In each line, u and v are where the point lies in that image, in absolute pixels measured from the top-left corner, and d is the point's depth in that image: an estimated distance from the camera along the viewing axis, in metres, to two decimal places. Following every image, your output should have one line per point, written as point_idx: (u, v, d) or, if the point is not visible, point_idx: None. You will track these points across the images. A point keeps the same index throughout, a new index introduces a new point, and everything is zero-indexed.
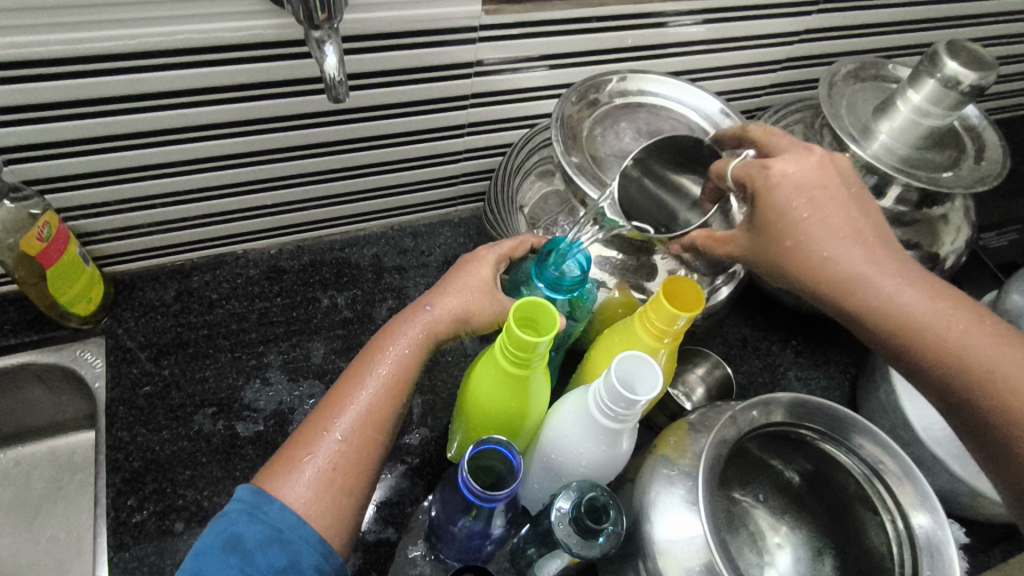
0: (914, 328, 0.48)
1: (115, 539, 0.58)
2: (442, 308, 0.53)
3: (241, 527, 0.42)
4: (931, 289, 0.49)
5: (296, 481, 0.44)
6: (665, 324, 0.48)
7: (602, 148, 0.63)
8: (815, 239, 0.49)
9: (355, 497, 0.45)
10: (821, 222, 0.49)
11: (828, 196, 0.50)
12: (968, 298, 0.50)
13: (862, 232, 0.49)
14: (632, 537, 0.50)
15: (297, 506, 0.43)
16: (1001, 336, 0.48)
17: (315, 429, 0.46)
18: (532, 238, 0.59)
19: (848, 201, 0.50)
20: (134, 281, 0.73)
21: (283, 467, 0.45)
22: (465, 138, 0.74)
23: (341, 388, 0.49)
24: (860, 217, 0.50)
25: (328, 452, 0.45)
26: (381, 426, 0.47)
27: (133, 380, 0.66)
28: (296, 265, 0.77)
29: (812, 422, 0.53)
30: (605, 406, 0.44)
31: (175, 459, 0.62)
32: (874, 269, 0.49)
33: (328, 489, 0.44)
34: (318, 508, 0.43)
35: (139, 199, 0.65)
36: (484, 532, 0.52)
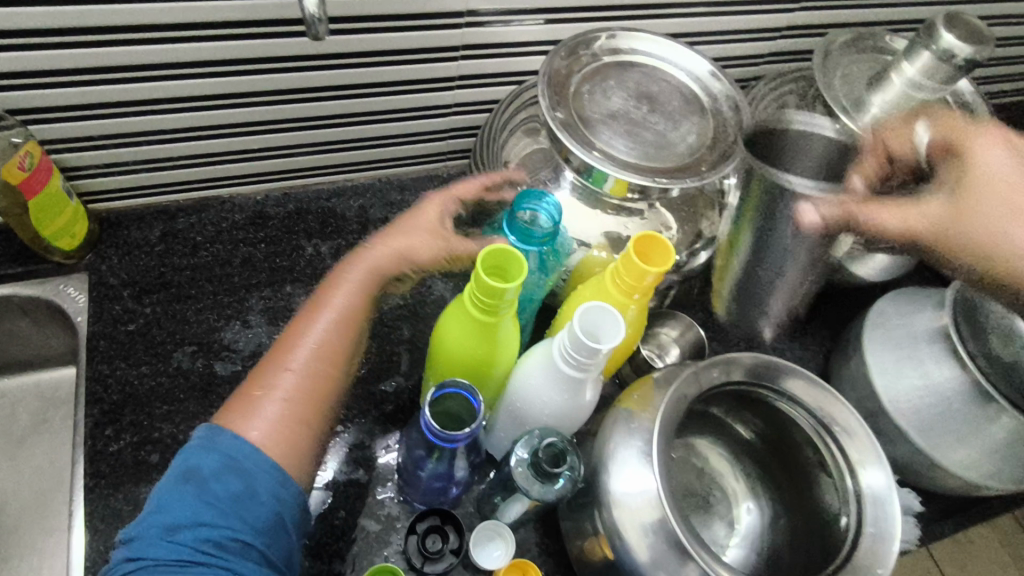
0: (941, 238, 0.53)
1: (92, 467, 0.59)
2: (388, 251, 0.58)
3: (197, 460, 0.43)
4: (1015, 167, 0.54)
5: (253, 418, 0.46)
6: (634, 280, 0.49)
7: (589, 106, 0.61)
8: (915, 219, 0.54)
9: (313, 432, 0.49)
10: (946, 218, 0.53)
11: (961, 214, 0.53)
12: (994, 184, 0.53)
13: (963, 209, 0.53)
14: (590, 485, 0.51)
15: (254, 437, 0.46)
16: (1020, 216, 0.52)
17: (271, 371, 0.50)
18: (484, 177, 0.63)
19: (992, 199, 0.53)
20: (120, 220, 0.73)
21: (239, 408, 0.47)
22: (455, 91, 0.74)
23: (292, 334, 0.52)
24: (988, 208, 0.52)
25: (287, 386, 0.49)
26: (330, 366, 0.52)
27: (115, 316, 0.67)
28: (282, 212, 0.77)
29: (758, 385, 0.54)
30: (568, 355, 0.45)
31: (154, 394, 0.63)
32: (967, 215, 0.53)
33: (287, 425, 0.47)
34: (275, 437, 0.46)
35: (122, 135, 0.65)
36: (447, 474, 0.55)
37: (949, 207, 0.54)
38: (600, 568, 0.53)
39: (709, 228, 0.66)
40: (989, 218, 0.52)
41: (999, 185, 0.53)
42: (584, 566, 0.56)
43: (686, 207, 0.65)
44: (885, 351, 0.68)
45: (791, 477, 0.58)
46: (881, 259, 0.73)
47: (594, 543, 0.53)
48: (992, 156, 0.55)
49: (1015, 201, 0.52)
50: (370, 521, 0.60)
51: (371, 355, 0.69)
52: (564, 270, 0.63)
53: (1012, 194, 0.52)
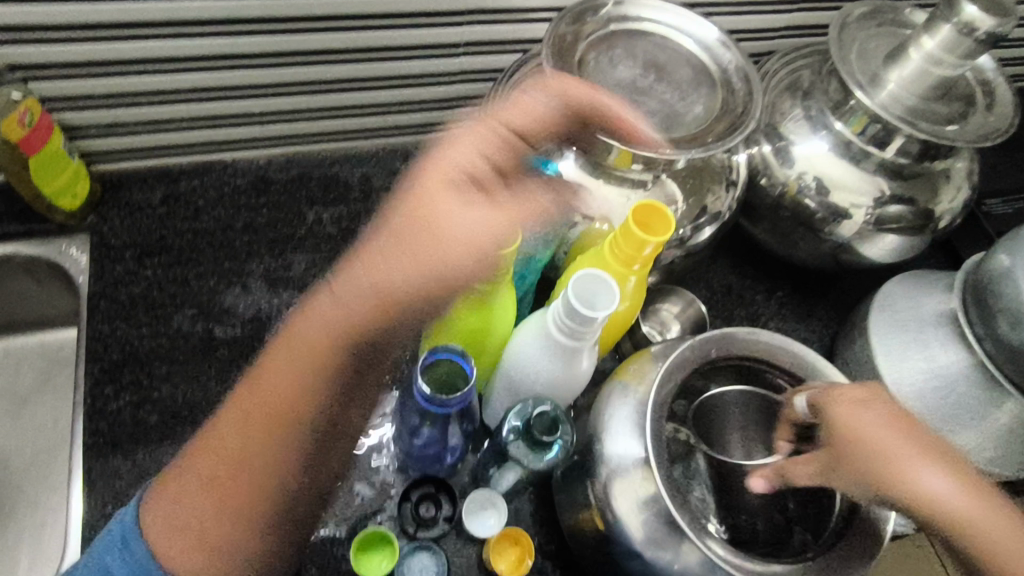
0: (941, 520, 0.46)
1: (91, 425, 0.60)
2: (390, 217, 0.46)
3: (110, 540, 0.44)
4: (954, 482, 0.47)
5: (154, 512, 0.44)
6: (633, 250, 0.48)
7: (595, 74, 0.60)
8: (901, 465, 0.47)
9: (247, 524, 0.44)
10: (879, 465, 0.47)
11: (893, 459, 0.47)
12: (949, 458, 0.48)
13: (903, 470, 0.47)
14: (584, 457, 0.51)
15: (148, 531, 0.44)
16: (968, 481, 0.47)
17: (197, 455, 0.45)
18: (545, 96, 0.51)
19: (917, 460, 0.48)
20: (121, 181, 0.72)
21: (179, 483, 0.44)
22: (461, 58, 0.72)
23: (241, 403, 0.46)
24: (924, 473, 0.47)
25: (212, 474, 0.44)
26: (263, 403, 0.45)
27: (116, 277, 0.67)
28: (285, 178, 0.76)
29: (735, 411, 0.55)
30: (563, 323, 0.45)
31: (153, 354, 0.64)
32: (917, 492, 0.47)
33: (204, 523, 0.44)
34: (170, 538, 0.43)
35: (124, 96, 0.64)
36: (442, 440, 0.56)
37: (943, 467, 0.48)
38: (592, 539, 0.53)
39: (715, 204, 0.64)
40: (982, 520, 0.46)
41: (874, 432, 0.48)
42: (577, 536, 0.56)
43: (693, 180, 0.63)
44: (891, 334, 0.66)
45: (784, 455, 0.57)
46: (892, 241, 0.70)
47: (587, 515, 0.53)
48: (863, 417, 0.49)
49: (892, 452, 0.48)
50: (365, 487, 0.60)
51: None
52: (565, 243, 0.62)
53: (908, 450, 0.48)
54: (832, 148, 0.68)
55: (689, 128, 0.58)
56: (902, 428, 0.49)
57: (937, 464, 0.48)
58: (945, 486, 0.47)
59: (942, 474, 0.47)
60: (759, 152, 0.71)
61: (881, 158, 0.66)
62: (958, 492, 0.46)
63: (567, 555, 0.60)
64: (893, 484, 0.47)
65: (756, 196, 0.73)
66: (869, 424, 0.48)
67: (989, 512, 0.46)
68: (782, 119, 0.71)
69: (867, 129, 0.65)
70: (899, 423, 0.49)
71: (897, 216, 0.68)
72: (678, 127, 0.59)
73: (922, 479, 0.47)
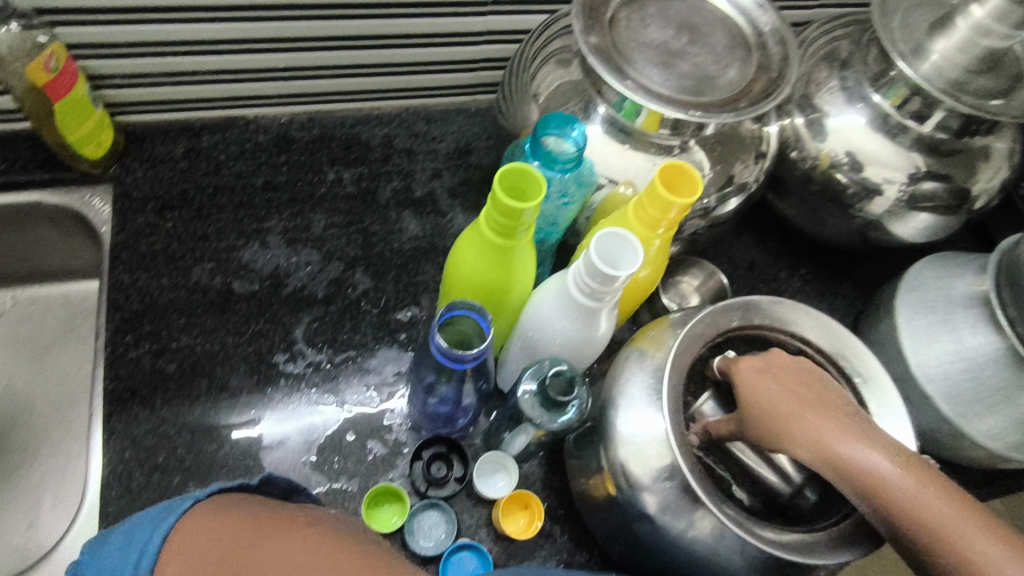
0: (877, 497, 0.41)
1: (112, 371, 0.61)
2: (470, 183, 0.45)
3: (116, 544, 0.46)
4: (892, 459, 0.42)
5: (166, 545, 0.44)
6: (658, 212, 0.47)
7: (626, 34, 0.58)
8: (803, 434, 0.44)
9: None
10: (800, 442, 0.44)
11: (773, 417, 0.45)
12: (829, 405, 0.45)
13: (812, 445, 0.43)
14: (598, 421, 0.51)
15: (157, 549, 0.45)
16: (897, 455, 0.42)
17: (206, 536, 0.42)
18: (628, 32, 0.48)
19: (811, 419, 0.44)
20: (145, 133, 0.73)
21: (191, 547, 0.38)
22: (488, 18, 0.71)
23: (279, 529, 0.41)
24: (859, 455, 0.42)
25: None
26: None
27: (137, 228, 0.68)
28: (306, 136, 0.76)
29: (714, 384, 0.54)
30: (583, 282, 0.44)
31: (172, 306, 0.64)
32: (828, 465, 0.43)
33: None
34: None
35: (149, 45, 0.64)
36: (455, 399, 0.56)
37: (866, 443, 0.43)
38: (603, 504, 0.53)
39: (743, 173, 0.63)
40: (904, 500, 0.41)
41: (784, 405, 0.45)
42: (587, 502, 0.56)
43: (721, 147, 0.62)
44: (919, 315, 0.65)
45: None
46: (924, 220, 0.68)
47: (599, 482, 0.52)
48: (750, 376, 0.48)
49: (782, 416, 0.45)
50: (378, 444, 0.61)
51: (388, 284, 0.69)
52: (588, 208, 0.61)
53: (812, 411, 0.45)
54: (868, 121, 0.66)
55: (723, 92, 0.57)
56: (768, 367, 0.48)
57: (855, 429, 0.44)
58: (862, 450, 0.42)
59: (879, 450, 0.43)
60: (791, 124, 0.69)
61: (919, 132, 0.64)
62: (905, 472, 0.41)
63: (576, 520, 0.59)
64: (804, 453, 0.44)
65: (785, 170, 0.71)
66: (780, 390, 0.47)
67: (957, 515, 0.40)
68: (816, 90, 0.69)
69: (907, 102, 0.63)
70: (773, 383, 0.47)
71: (931, 195, 0.66)
72: (709, 90, 0.57)
73: (850, 452, 0.42)
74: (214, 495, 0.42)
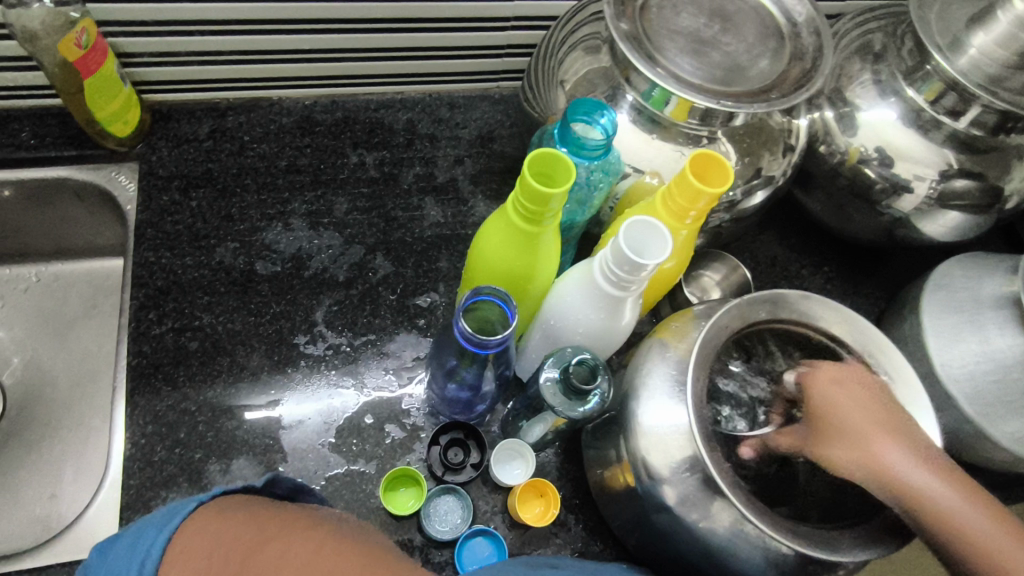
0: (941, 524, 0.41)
1: (135, 347, 0.61)
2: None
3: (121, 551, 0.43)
4: (957, 488, 0.42)
5: None
6: (687, 203, 0.46)
7: (657, 21, 0.57)
8: (875, 453, 0.44)
9: None
10: (867, 461, 0.44)
11: (845, 432, 0.45)
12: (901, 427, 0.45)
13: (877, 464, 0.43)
14: (619, 411, 0.51)
15: None
16: (964, 485, 0.42)
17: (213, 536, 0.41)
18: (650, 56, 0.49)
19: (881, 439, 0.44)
20: (171, 113, 0.73)
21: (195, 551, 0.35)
22: (515, 3, 0.70)
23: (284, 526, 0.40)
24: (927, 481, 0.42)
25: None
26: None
27: (162, 207, 0.68)
28: (330, 119, 0.76)
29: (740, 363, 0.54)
30: (610, 271, 0.43)
31: (195, 285, 0.65)
32: (895, 487, 0.43)
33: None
34: None
35: (178, 23, 0.64)
36: (475, 385, 0.56)
37: (933, 468, 0.43)
38: (621, 494, 0.53)
39: (771, 166, 0.62)
40: (964, 530, 0.41)
41: (857, 420, 0.45)
42: (604, 492, 0.55)
43: (749, 139, 0.61)
44: (945, 315, 0.64)
45: None
46: (953, 218, 0.67)
47: (617, 472, 0.52)
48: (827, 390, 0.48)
49: (853, 431, 0.45)
50: (396, 428, 0.61)
51: (408, 270, 0.69)
52: (613, 197, 0.60)
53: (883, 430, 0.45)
54: (901, 116, 0.64)
55: (755, 82, 0.56)
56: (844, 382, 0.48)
57: (911, 445, 0.44)
58: (908, 459, 0.43)
59: (947, 478, 0.42)
60: (821, 118, 0.68)
61: (954, 128, 0.62)
62: (969, 501, 0.41)
63: (591, 509, 0.59)
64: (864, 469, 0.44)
65: (813, 165, 0.70)
66: (852, 403, 0.46)
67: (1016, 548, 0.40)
68: (848, 83, 0.68)
69: (941, 97, 0.62)
70: (847, 399, 0.47)
71: (963, 192, 0.65)
72: (741, 80, 0.56)
73: (917, 478, 0.42)
74: (218, 498, 0.41)
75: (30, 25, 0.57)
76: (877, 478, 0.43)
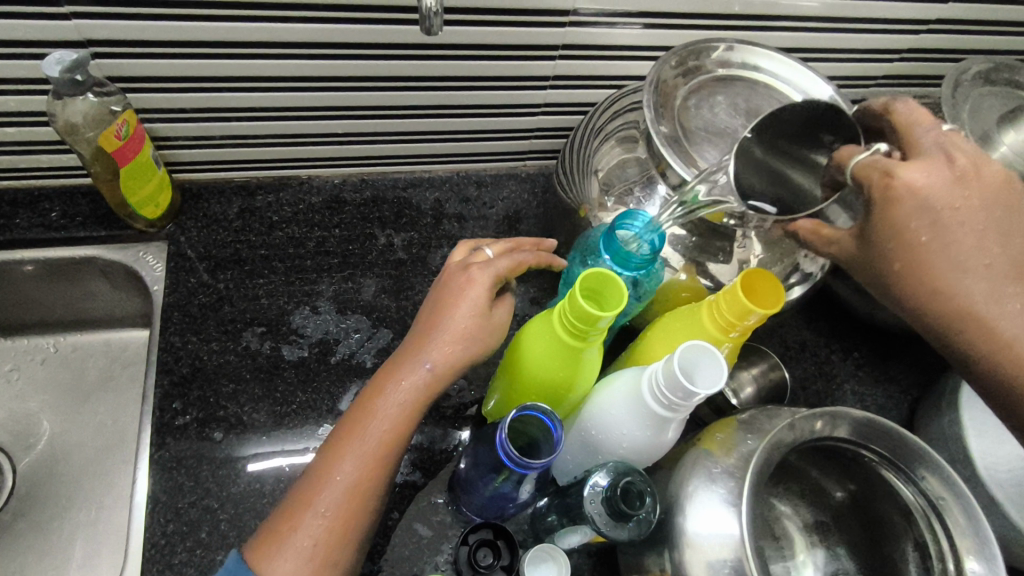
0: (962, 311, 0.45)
1: (158, 438, 0.60)
2: (442, 362, 0.51)
3: None
4: (991, 273, 0.45)
5: (278, 560, 0.45)
6: (735, 318, 0.47)
7: (693, 120, 0.59)
8: (938, 257, 0.45)
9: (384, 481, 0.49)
10: (913, 268, 0.46)
11: (960, 218, 0.45)
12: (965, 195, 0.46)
13: (987, 259, 0.45)
14: (662, 525, 0.49)
15: None
16: (1000, 269, 0.45)
17: (301, 502, 0.48)
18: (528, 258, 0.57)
19: (974, 207, 0.46)
20: (200, 191, 0.73)
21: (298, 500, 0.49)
22: (547, 91, 0.71)
23: (334, 450, 0.49)
24: (963, 268, 0.45)
25: (331, 504, 0.47)
26: (382, 467, 0.49)
27: (190, 289, 0.68)
28: (359, 198, 0.76)
29: (778, 111, 0.49)
30: (661, 393, 0.44)
31: (221, 371, 0.64)
32: (945, 271, 0.45)
33: (330, 541, 0.47)
34: None
35: (215, 110, 0.65)
36: (510, 494, 0.53)
37: (983, 262, 0.45)
38: None
39: (807, 262, 0.61)
40: (977, 292, 0.45)
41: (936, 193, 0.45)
42: None
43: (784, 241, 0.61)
44: (986, 415, 0.63)
45: (876, 544, 0.53)
46: None
47: None
48: (921, 173, 0.45)
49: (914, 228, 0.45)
50: (423, 527, 0.59)
51: None
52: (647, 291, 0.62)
53: (968, 216, 0.45)
54: None
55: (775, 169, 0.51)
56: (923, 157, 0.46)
57: (973, 229, 0.46)
58: (959, 253, 0.45)
59: (986, 273, 0.45)
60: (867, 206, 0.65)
61: None
62: (996, 300, 0.45)
63: None
64: (915, 258, 0.46)
65: None
66: (939, 191, 0.45)
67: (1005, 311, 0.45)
68: None
69: None
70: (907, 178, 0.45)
71: None
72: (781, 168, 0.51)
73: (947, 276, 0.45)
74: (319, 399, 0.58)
75: (71, 119, 0.57)
76: (940, 195, 0.45)
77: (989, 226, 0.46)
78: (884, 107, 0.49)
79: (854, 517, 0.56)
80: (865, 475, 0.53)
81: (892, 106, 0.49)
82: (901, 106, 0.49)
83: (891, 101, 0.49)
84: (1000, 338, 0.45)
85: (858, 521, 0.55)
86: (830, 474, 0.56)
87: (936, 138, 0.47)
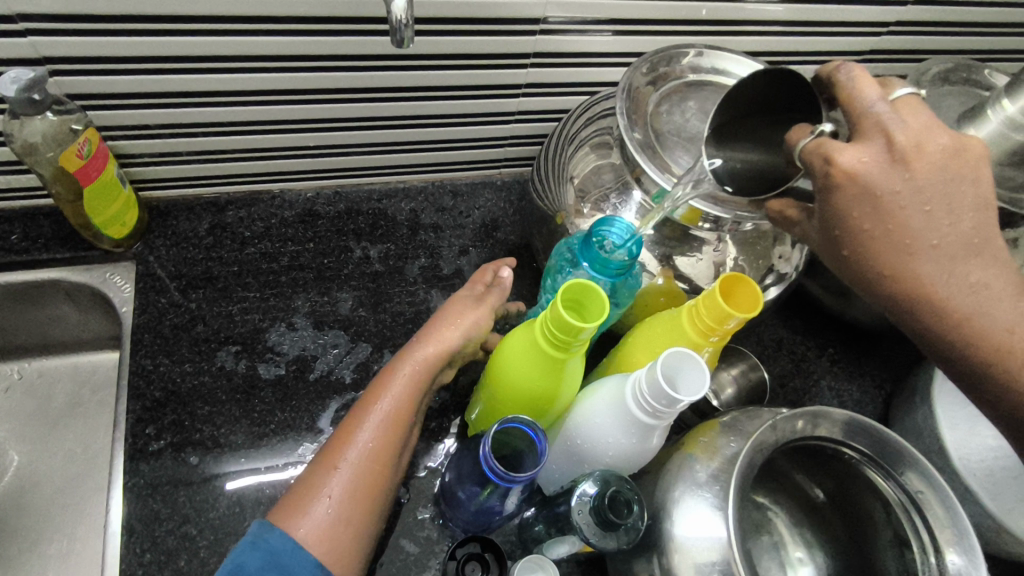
0: (915, 296, 0.43)
1: (132, 465, 0.58)
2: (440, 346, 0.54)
3: (244, 558, 0.42)
4: (952, 252, 0.43)
5: (305, 517, 0.45)
6: (715, 322, 0.48)
7: (666, 125, 0.59)
8: (890, 242, 0.43)
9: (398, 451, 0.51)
10: (870, 257, 0.44)
11: (905, 203, 0.43)
12: (911, 173, 0.42)
13: (940, 238, 0.43)
14: (649, 531, 0.49)
15: (299, 536, 0.44)
16: (956, 245, 0.43)
17: (324, 466, 0.48)
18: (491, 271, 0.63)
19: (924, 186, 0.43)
20: (169, 209, 0.72)
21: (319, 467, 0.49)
22: (520, 99, 0.71)
23: (352, 419, 0.50)
24: (919, 250, 0.43)
25: (340, 486, 0.46)
26: (389, 448, 0.49)
27: (160, 309, 0.66)
28: (332, 211, 0.75)
29: (739, 86, 0.47)
30: (646, 402, 0.44)
31: (196, 393, 0.62)
32: (898, 258, 0.43)
33: (341, 524, 0.45)
34: (321, 536, 0.44)
35: (181, 125, 0.63)
36: (497, 507, 0.53)
37: (936, 240, 0.43)
38: None
39: (782, 263, 0.62)
40: (940, 276, 0.43)
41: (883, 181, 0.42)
42: None
43: (757, 243, 0.62)
44: (957, 405, 0.64)
45: (859, 542, 0.54)
46: None
47: None
48: (868, 159, 0.42)
49: (864, 219, 0.43)
50: (409, 543, 0.58)
51: None
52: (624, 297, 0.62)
53: (913, 195, 0.42)
54: None
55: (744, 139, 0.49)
56: (868, 139, 0.43)
57: (922, 207, 0.43)
58: (911, 236, 0.43)
59: (942, 251, 0.43)
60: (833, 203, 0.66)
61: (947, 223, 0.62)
62: (949, 280, 0.43)
63: None
64: (871, 247, 0.43)
65: None
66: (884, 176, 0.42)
67: (956, 293, 0.43)
68: None
69: None
70: (851, 163, 0.42)
71: None
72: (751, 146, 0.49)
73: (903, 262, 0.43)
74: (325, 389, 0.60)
75: (30, 140, 0.55)
76: (885, 179, 0.42)
77: (937, 202, 0.43)
78: (827, 75, 0.44)
79: (838, 516, 0.56)
80: (847, 473, 0.54)
81: (833, 74, 0.44)
82: (842, 75, 0.44)
83: (836, 68, 0.44)
84: (954, 319, 0.43)
85: (841, 520, 0.56)
86: (813, 474, 0.57)
87: (879, 111, 0.43)
